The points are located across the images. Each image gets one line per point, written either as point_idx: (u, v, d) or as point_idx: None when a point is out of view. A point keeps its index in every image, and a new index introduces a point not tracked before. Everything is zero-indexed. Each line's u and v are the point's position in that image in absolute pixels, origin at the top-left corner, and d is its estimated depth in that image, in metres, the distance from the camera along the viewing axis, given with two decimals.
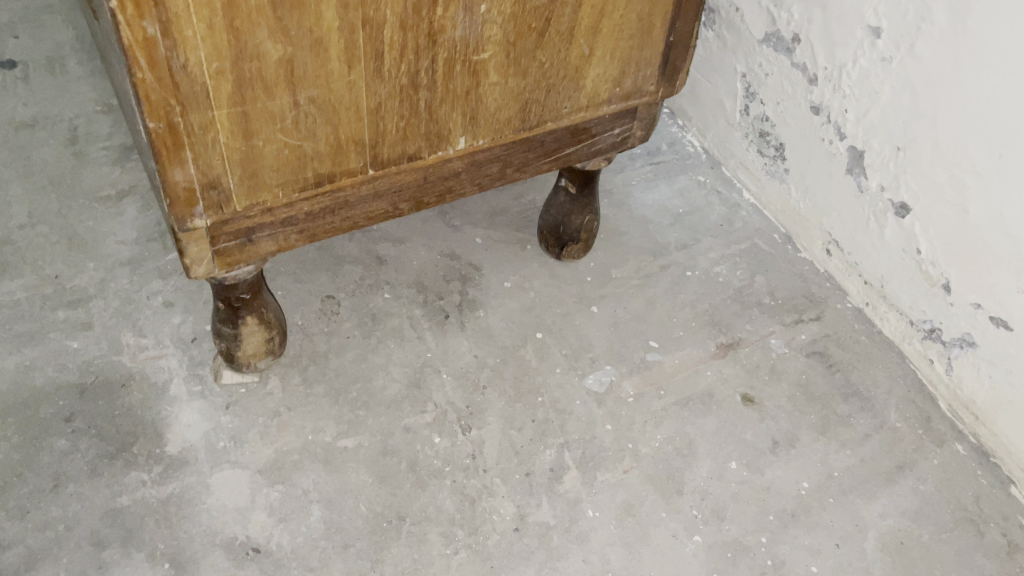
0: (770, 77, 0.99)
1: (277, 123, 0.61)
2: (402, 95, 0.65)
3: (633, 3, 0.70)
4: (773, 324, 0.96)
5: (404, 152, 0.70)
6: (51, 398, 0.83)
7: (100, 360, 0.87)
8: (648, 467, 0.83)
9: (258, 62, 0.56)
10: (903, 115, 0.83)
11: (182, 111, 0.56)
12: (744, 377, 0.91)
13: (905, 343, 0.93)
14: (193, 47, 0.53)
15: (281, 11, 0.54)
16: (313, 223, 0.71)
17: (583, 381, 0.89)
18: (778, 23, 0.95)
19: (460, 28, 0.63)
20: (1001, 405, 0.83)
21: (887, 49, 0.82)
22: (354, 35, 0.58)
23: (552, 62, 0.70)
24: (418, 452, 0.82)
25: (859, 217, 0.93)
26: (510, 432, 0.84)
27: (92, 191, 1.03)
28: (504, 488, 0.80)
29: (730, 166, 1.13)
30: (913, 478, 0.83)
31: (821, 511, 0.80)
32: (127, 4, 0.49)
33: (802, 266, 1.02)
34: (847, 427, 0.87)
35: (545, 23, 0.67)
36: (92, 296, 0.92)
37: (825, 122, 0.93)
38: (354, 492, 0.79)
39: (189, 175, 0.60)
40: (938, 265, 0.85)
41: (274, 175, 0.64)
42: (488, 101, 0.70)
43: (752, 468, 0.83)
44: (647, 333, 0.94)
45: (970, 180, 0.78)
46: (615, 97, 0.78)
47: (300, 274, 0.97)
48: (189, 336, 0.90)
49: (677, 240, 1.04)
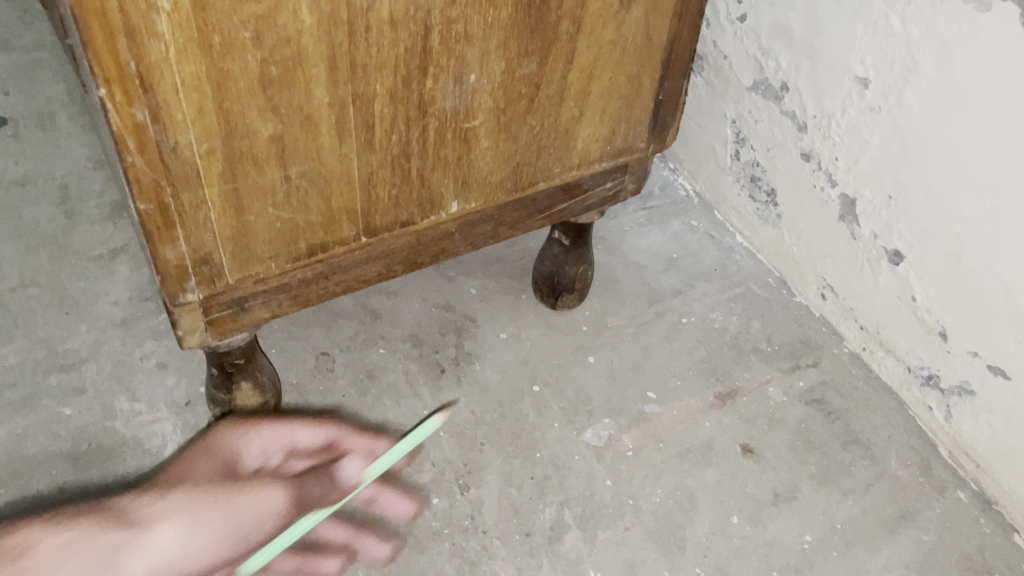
0: (760, 123, 0.99)
1: (268, 198, 0.61)
2: (394, 164, 0.65)
3: (622, 65, 0.71)
4: (771, 370, 0.95)
5: (397, 218, 0.69)
6: (43, 468, 0.82)
7: (93, 426, 0.86)
8: (648, 524, 0.82)
9: (249, 140, 0.56)
10: (893, 165, 0.83)
11: (172, 191, 0.56)
12: (743, 427, 0.90)
13: (904, 388, 0.92)
14: (184, 129, 0.53)
15: (270, 91, 0.54)
16: (307, 290, 0.70)
17: (581, 435, 0.88)
18: (766, 71, 0.95)
19: (450, 98, 0.63)
20: (1002, 453, 0.83)
21: (875, 100, 0.82)
22: (345, 110, 0.58)
23: (542, 125, 0.71)
24: (416, 514, 0.81)
25: (853, 264, 0.93)
26: (510, 491, 0.84)
27: (84, 250, 1.03)
28: (504, 549, 0.79)
29: (723, 210, 1.13)
30: (916, 528, 0.83)
31: (825, 565, 0.80)
32: (116, 92, 0.49)
33: (798, 311, 1.02)
34: (848, 476, 0.86)
35: (535, 89, 0.67)
36: (84, 360, 0.91)
37: (816, 169, 0.93)
38: (353, 557, 0.78)
39: (181, 252, 0.60)
40: (933, 312, 0.84)
41: (266, 248, 0.64)
42: (481, 165, 0.70)
43: (754, 521, 0.83)
44: (644, 384, 0.94)
45: (962, 230, 0.78)
46: (606, 154, 0.79)
47: (294, 331, 0.96)
48: (183, 399, 0.89)
49: (672, 286, 1.04)
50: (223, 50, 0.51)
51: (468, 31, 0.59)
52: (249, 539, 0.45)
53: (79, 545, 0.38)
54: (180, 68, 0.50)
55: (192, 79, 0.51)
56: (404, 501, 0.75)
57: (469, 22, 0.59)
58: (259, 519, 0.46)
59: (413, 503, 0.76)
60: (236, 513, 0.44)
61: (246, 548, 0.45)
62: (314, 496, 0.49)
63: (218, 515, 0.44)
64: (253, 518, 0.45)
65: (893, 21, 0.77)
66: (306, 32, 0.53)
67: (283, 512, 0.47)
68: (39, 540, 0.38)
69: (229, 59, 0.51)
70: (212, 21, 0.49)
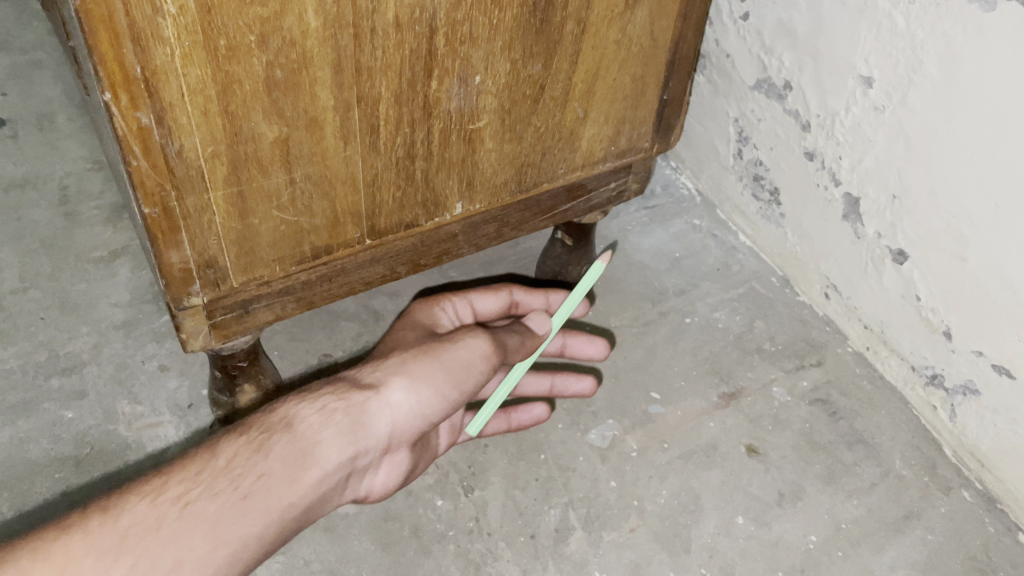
0: (763, 122, 0.99)
1: (273, 201, 0.60)
2: (399, 167, 0.64)
3: (627, 65, 0.70)
4: (775, 370, 0.95)
5: (401, 220, 0.69)
6: (45, 472, 0.82)
7: (95, 430, 0.85)
8: (654, 525, 0.82)
9: (254, 143, 0.56)
10: (898, 164, 0.83)
11: (177, 195, 0.56)
12: (748, 427, 0.90)
13: (907, 388, 0.92)
14: (189, 133, 0.53)
15: (275, 95, 0.54)
16: (311, 293, 0.70)
17: (585, 436, 0.88)
18: (769, 70, 0.95)
19: (455, 99, 0.62)
20: (1006, 453, 0.83)
21: (879, 99, 0.82)
22: (350, 112, 0.58)
23: (547, 126, 0.70)
24: (421, 516, 0.81)
25: (857, 263, 0.93)
26: (514, 492, 0.83)
27: (85, 252, 1.02)
28: (509, 552, 0.79)
29: (725, 209, 1.12)
30: (921, 528, 0.83)
31: (830, 566, 0.80)
32: (122, 96, 0.49)
33: (801, 310, 1.02)
34: (853, 476, 0.86)
35: (540, 90, 0.67)
36: (85, 363, 0.91)
37: (819, 168, 0.93)
38: (357, 561, 0.78)
39: (185, 256, 0.59)
40: (938, 312, 0.84)
41: (271, 250, 0.64)
42: (485, 167, 0.70)
43: (759, 522, 0.82)
44: (648, 384, 0.93)
45: (968, 230, 0.78)
46: (610, 155, 0.78)
47: (296, 332, 0.96)
48: (185, 402, 0.89)
49: (675, 286, 1.03)
50: (229, 53, 0.50)
51: (473, 33, 0.59)
52: (459, 382, 0.64)
53: (338, 413, 0.60)
54: (186, 72, 0.50)
55: (198, 82, 0.51)
56: (583, 378, 0.88)
57: (474, 24, 0.58)
58: (467, 368, 0.65)
59: (592, 379, 0.89)
60: (446, 365, 0.64)
61: (465, 387, 0.64)
62: (500, 345, 0.67)
63: (434, 369, 0.63)
64: (463, 367, 0.64)
65: (898, 20, 0.76)
66: (312, 35, 0.52)
67: (484, 354, 0.66)
68: (306, 413, 0.59)
69: (234, 63, 0.51)
70: (217, 25, 0.49)
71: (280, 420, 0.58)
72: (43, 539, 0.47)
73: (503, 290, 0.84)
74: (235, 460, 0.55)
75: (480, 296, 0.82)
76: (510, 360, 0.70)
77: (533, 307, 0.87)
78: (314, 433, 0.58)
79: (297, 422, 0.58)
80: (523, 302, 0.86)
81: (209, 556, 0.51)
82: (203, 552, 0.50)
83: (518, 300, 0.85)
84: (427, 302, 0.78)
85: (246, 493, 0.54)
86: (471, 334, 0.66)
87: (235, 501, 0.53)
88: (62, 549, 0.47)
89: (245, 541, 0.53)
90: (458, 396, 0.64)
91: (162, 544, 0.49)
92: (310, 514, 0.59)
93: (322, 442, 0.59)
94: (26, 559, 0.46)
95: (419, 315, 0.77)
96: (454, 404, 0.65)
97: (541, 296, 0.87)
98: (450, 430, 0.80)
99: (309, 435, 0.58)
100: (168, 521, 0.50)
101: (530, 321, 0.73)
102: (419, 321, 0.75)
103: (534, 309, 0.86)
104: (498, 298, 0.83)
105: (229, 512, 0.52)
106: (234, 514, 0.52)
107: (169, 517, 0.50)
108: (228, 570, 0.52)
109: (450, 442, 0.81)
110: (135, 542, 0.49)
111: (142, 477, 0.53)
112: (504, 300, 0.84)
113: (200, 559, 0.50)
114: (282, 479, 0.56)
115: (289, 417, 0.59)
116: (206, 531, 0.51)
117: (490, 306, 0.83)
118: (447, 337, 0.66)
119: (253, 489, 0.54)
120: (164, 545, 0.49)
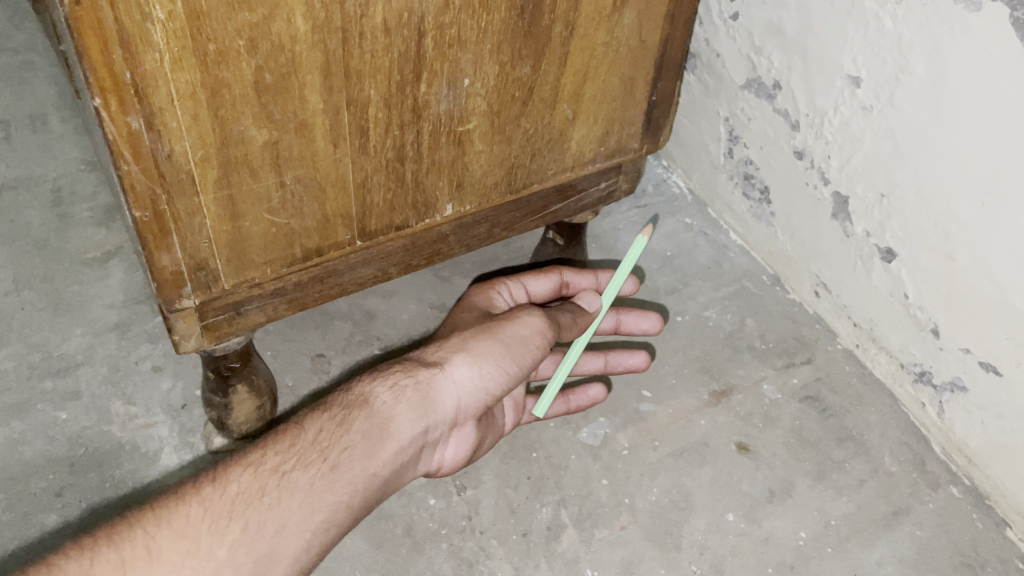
0: (753, 121, 0.99)
1: (263, 204, 0.61)
2: (389, 169, 0.65)
3: (615, 67, 0.71)
4: (765, 368, 0.96)
5: (392, 222, 0.70)
6: (40, 472, 0.82)
7: (89, 430, 0.86)
8: (645, 522, 0.82)
9: (244, 147, 0.56)
10: (886, 163, 0.83)
11: (167, 199, 0.56)
12: (739, 425, 0.91)
13: (896, 385, 0.93)
14: (179, 137, 0.53)
15: (264, 98, 0.54)
16: (303, 294, 0.71)
17: (577, 435, 0.89)
18: (758, 70, 0.95)
19: (444, 102, 0.63)
20: (994, 449, 0.83)
21: (867, 99, 0.82)
22: (339, 116, 0.58)
23: (536, 127, 0.71)
24: (414, 515, 0.82)
25: (846, 261, 0.93)
26: (507, 491, 0.84)
27: (78, 253, 1.03)
28: (502, 549, 0.80)
29: (716, 207, 1.13)
30: (910, 524, 0.83)
31: (819, 562, 0.81)
32: (111, 101, 0.49)
33: (792, 308, 1.02)
34: (842, 473, 0.87)
35: (528, 92, 0.67)
36: (80, 364, 0.91)
37: (809, 167, 0.93)
38: (351, 559, 0.78)
39: (176, 258, 0.60)
40: (926, 310, 0.85)
41: (262, 253, 0.64)
42: (475, 168, 0.70)
43: (749, 519, 0.83)
44: (640, 383, 0.94)
45: (954, 229, 0.78)
46: (600, 155, 0.79)
47: (289, 333, 0.96)
48: (179, 402, 0.89)
49: (666, 285, 1.04)
50: (218, 57, 0.51)
51: (461, 36, 0.59)
52: (516, 357, 0.70)
53: (409, 390, 0.66)
54: (175, 77, 0.50)
55: (187, 87, 0.51)
56: (637, 353, 0.90)
57: (462, 27, 0.59)
58: (523, 344, 0.70)
59: (646, 353, 0.91)
60: (503, 343, 0.70)
61: (524, 361, 0.70)
62: (554, 322, 0.73)
63: (492, 347, 0.69)
64: (519, 343, 0.70)
65: (885, 20, 0.77)
66: (300, 39, 0.53)
67: (539, 331, 0.71)
68: (381, 391, 0.66)
69: (223, 67, 0.51)
70: (206, 30, 0.49)
71: (357, 398, 0.65)
72: (166, 507, 0.55)
73: (554, 272, 0.86)
74: (321, 435, 0.62)
75: (533, 278, 0.85)
76: (562, 338, 0.75)
77: (584, 286, 0.89)
78: (389, 409, 0.65)
79: (373, 399, 0.65)
80: (574, 282, 0.88)
81: (308, 520, 0.58)
82: (303, 516, 0.58)
83: (569, 280, 0.87)
84: (482, 287, 0.82)
85: (334, 464, 0.60)
86: (525, 312, 0.72)
87: (326, 472, 0.60)
88: (183, 516, 0.54)
89: (338, 507, 0.59)
90: (517, 371, 0.70)
91: (266, 510, 0.57)
92: (391, 484, 0.65)
93: (396, 417, 0.65)
94: (154, 525, 0.53)
95: (475, 298, 0.80)
96: (514, 378, 0.71)
97: (590, 275, 0.89)
98: (513, 406, 0.83)
99: (385, 411, 0.65)
100: (269, 490, 0.58)
101: (580, 299, 0.77)
102: (478, 304, 0.79)
103: (584, 288, 0.88)
104: (549, 279, 0.86)
105: (321, 482, 0.59)
106: (326, 483, 0.59)
107: (270, 486, 0.58)
108: (325, 534, 0.59)
109: (515, 420, 0.84)
110: (244, 508, 0.56)
111: (242, 452, 0.60)
112: (554, 281, 0.86)
113: (301, 523, 0.57)
114: (365, 452, 0.62)
115: (365, 395, 0.65)
116: (304, 498, 0.58)
117: (543, 288, 0.86)
118: (502, 316, 0.72)
119: (340, 461, 0.61)
120: (269, 511, 0.57)
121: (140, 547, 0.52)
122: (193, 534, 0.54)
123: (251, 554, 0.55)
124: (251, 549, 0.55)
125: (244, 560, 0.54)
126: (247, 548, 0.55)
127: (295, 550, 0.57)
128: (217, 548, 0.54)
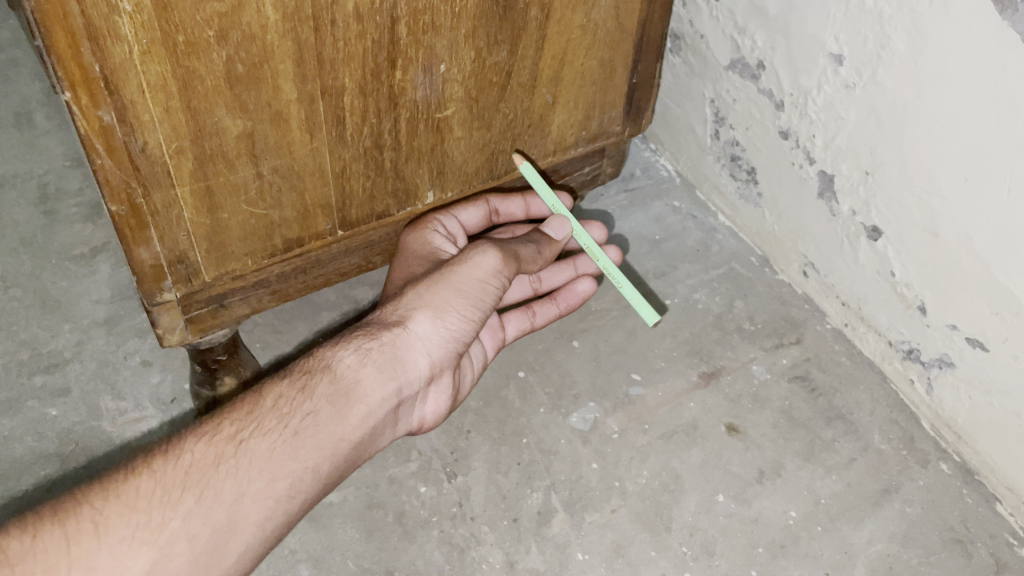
0: (738, 102, 0.98)
1: (241, 195, 0.61)
2: (367, 157, 0.65)
3: (594, 50, 0.71)
4: (753, 349, 0.96)
5: (372, 211, 0.70)
6: (32, 469, 0.83)
7: (79, 427, 0.86)
8: (635, 505, 0.83)
9: (218, 138, 0.56)
10: (870, 140, 0.82)
11: (143, 192, 0.56)
12: (728, 407, 0.91)
13: (885, 363, 0.93)
14: (152, 130, 0.53)
15: (237, 88, 0.54)
16: (285, 285, 0.72)
17: (567, 420, 0.89)
18: (742, 51, 0.94)
19: (422, 89, 0.63)
20: (982, 425, 0.84)
21: (849, 76, 0.81)
22: (315, 104, 0.58)
23: (516, 112, 0.71)
24: (405, 503, 0.83)
25: (832, 240, 0.93)
26: (497, 476, 0.84)
27: (66, 250, 1.02)
28: (492, 535, 0.81)
29: (705, 189, 1.12)
30: (899, 501, 0.84)
31: (809, 540, 0.81)
32: (81, 95, 0.49)
33: (780, 289, 1.02)
34: (832, 452, 0.87)
35: (506, 77, 0.67)
36: (68, 360, 0.91)
37: (794, 146, 0.92)
38: (342, 549, 0.79)
39: (155, 252, 0.60)
40: (913, 287, 0.85)
41: (242, 244, 0.64)
42: (455, 155, 0.71)
43: (739, 500, 0.84)
44: (629, 366, 0.94)
45: (938, 205, 0.78)
46: (582, 139, 0.80)
47: (276, 324, 0.96)
48: (168, 396, 0.89)
49: (655, 269, 1.04)
50: (188, 48, 0.51)
51: (435, 21, 0.59)
52: (476, 303, 0.68)
53: (374, 353, 0.65)
54: (145, 69, 0.50)
55: (158, 79, 0.51)
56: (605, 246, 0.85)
57: (436, 13, 0.58)
58: (480, 289, 0.68)
59: (615, 248, 0.86)
60: (460, 292, 0.68)
61: (484, 305, 0.69)
62: (511, 258, 0.70)
63: (451, 298, 0.68)
64: (478, 288, 0.68)
65: None
66: (271, 28, 0.52)
67: (494, 271, 0.69)
68: (344, 356, 0.65)
69: (194, 58, 0.51)
70: (174, 21, 0.49)
71: (319, 364, 0.64)
72: (115, 481, 0.54)
73: (481, 201, 0.78)
74: (281, 401, 0.61)
75: (464, 208, 0.77)
76: (526, 270, 0.73)
77: (512, 213, 0.81)
78: (354, 374, 0.64)
79: (336, 364, 0.64)
80: (503, 209, 0.80)
81: (270, 488, 0.58)
82: (264, 483, 0.58)
83: (497, 208, 0.80)
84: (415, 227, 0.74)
85: (297, 430, 0.60)
86: (479, 252, 0.69)
87: (288, 439, 0.60)
88: (130, 490, 0.54)
89: (304, 473, 0.60)
90: (480, 316, 0.69)
91: (222, 479, 0.56)
92: (366, 446, 0.65)
93: (362, 380, 0.65)
94: (101, 500, 0.53)
95: (412, 246, 0.74)
96: (480, 323, 0.70)
97: (518, 199, 0.81)
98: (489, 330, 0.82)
99: (349, 375, 0.64)
100: (226, 458, 0.57)
101: (548, 227, 0.75)
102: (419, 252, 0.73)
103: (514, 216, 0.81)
104: (478, 209, 0.78)
105: (283, 448, 0.59)
106: (289, 450, 0.59)
107: (226, 455, 0.57)
108: (292, 500, 0.59)
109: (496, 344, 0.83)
110: (198, 478, 0.56)
111: (199, 422, 0.59)
112: (483, 211, 0.78)
113: (262, 491, 0.57)
114: (330, 415, 0.62)
115: (329, 360, 0.64)
116: (264, 467, 0.58)
117: (472, 219, 0.78)
118: (455, 258, 0.70)
119: (303, 427, 0.61)
120: (226, 480, 0.56)
121: (87, 522, 0.52)
122: (144, 508, 0.53)
123: (209, 523, 0.55)
124: (208, 519, 0.55)
125: (201, 529, 0.54)
126: (203, 517, 0.55)
127: (256, 518, 0.57)
128: (170, 520, 0.54)
